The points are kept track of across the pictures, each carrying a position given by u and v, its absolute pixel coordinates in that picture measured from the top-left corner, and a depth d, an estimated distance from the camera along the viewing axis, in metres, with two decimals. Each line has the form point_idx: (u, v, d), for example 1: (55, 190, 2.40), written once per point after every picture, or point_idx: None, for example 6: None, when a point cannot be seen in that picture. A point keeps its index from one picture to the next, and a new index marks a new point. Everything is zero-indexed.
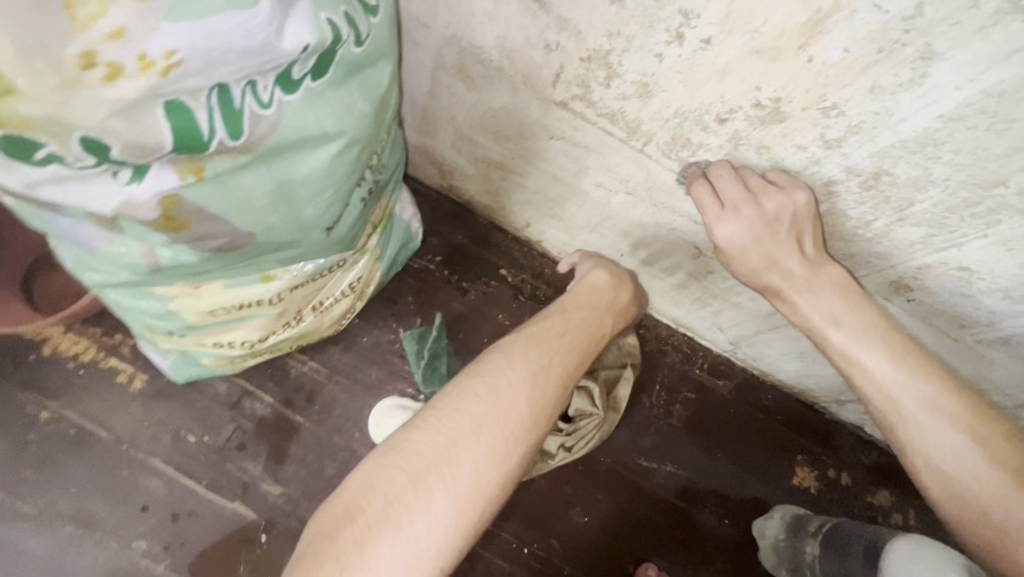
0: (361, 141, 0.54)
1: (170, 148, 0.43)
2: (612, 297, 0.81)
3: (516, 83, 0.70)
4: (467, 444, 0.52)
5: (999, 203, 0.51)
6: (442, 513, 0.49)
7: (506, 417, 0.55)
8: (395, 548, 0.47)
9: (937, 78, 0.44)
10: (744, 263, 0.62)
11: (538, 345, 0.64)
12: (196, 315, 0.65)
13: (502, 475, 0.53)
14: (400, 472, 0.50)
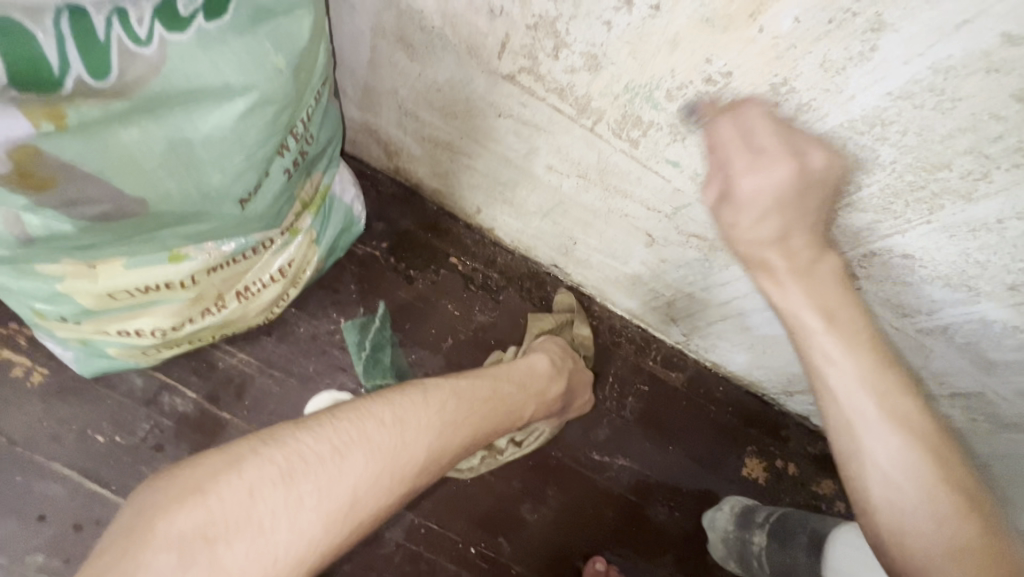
0: (276, 101, 0.48)
1: (8, 81, 0.37)
2: (539, 386, 0.78)
3: (461, 54, 0.65)
4: (354, 463, 0.47)
5: (942, 186, 0.51)
6: (307, 527, 0.43)
7: (403, 453, 0.51)
8: (242, 556, 0.40)
9: (887, 52, 0.42)
10: (748, 230, 0.52)
11: (459, 402, 0.62)
12: (92, 299, 0.57)
13: (380, 506, 0.48)
14: (272, 469, 0.44)
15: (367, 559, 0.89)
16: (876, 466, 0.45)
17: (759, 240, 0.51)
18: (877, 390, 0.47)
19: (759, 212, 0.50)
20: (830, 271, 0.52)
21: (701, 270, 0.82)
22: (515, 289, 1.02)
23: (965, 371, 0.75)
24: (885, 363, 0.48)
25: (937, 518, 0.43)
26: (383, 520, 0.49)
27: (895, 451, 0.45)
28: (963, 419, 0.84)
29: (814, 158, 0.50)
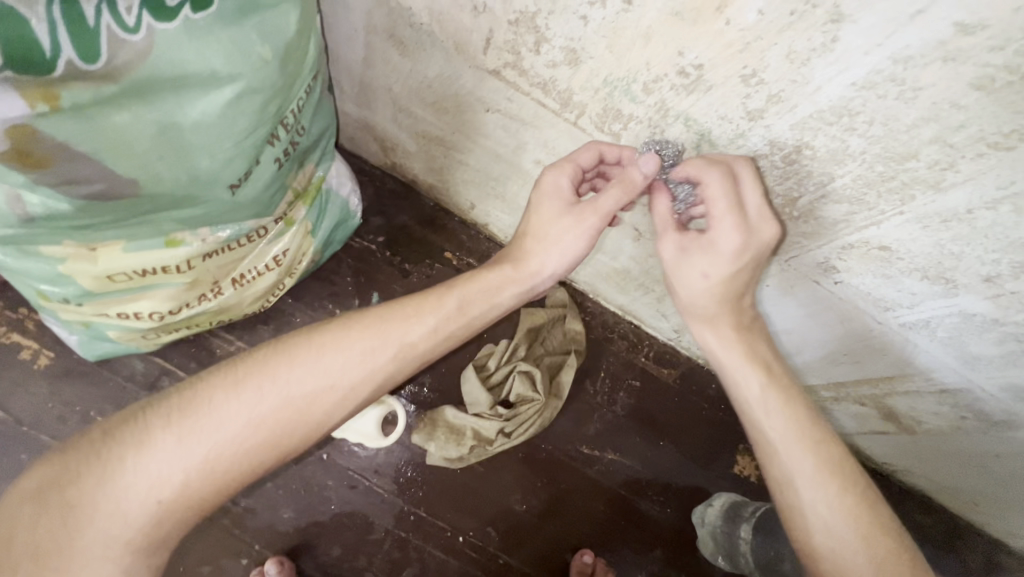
0: (263, 90, 0.50)
1: (3, 63, 0.39)
2: (501, 284, 0.60)
3: (448, 50, 0.67)
4: (217, 387, 0.49)
5: (912, 177, 0.52)
6: (168, 451, 0.47)
7: (275, 371, 0.50)
8: (83, 489, 0.46)
9: (847, 42, 0.44)
10: (693, 289, 0.59)
11: (371, 313, 0.56)
12: (92, 281, 0.60)
13: (250, 423, 0.49)
14: (151, 405, 0.49)
15: (357, 544, 0.91)
16: (810, 497, 0.53)
17: (702, 302, 0.59)
18: (797, 418, 0.56)
19: (717, 270, 0.57)
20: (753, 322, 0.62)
21: None
22: None
23: (950, 367, 0.75)
24: (797, 396, 0.57)
25: (856, 533, 0.51)
26: (345, 402, 0.53)
27: (821, 483, 0.53)
28: (952, 417, 0.84)
29: (766, 228, 0.56)
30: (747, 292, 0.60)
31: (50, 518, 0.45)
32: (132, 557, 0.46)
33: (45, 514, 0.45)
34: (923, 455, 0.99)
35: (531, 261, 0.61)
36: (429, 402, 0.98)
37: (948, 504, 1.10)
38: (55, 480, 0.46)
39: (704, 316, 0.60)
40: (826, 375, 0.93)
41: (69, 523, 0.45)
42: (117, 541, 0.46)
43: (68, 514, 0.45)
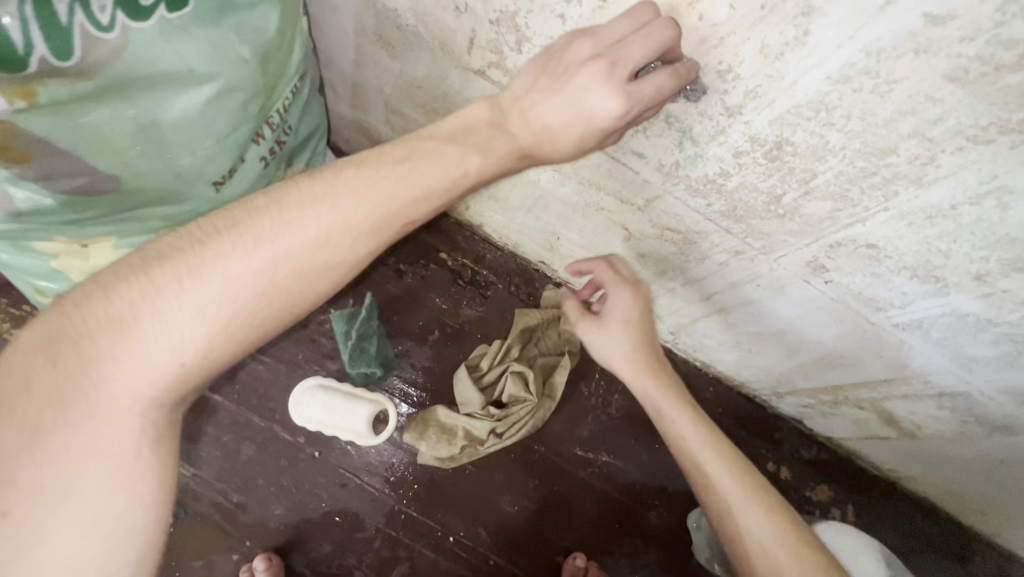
0: (242, 89, 0.52)
1: None
2: (492, 142, 0.53)
3: (434, 50, 0.68)
4: (223, 249, 0.48)
5: (893, 172, 0.51)
6: (183, 316, 0.47)
7: (275, 235, 0.49)
8: (100, 353, 0.45)
9: (819, 36, 0.43)
10: (619, 346, 0.70)
11: (364, 162, 0.51)
12: (83, 276, 0.61)
13: (265, 290, 0.49)
14: (151, 268, 0.47)
15: (348, 543, 0.92)
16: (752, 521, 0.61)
17: (636, 356, 0.70)
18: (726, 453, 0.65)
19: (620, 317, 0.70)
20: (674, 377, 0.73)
21: (680, 264, 0.83)
22: (502, 284, 1.05)
23: (946, 368, 0.73)
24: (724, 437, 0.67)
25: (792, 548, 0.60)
26: (340, 269, 0.53)
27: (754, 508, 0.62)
28: (953, 421, 0.82)
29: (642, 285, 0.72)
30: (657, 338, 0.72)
31: (70, 381, 0.45)
32: (155, 417, 0.48)
33: (63, 375, 0.44)
34: (925, 461, 0.96)
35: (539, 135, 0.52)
36: (421, 402, 0.98)
37: (954, 512, 1.07)
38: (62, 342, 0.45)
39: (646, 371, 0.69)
40: (823, 378, 0.92)
41: (90, 385, 0.45)
42: (139, 403, 0.47)
43: (87, 373, 0.45)
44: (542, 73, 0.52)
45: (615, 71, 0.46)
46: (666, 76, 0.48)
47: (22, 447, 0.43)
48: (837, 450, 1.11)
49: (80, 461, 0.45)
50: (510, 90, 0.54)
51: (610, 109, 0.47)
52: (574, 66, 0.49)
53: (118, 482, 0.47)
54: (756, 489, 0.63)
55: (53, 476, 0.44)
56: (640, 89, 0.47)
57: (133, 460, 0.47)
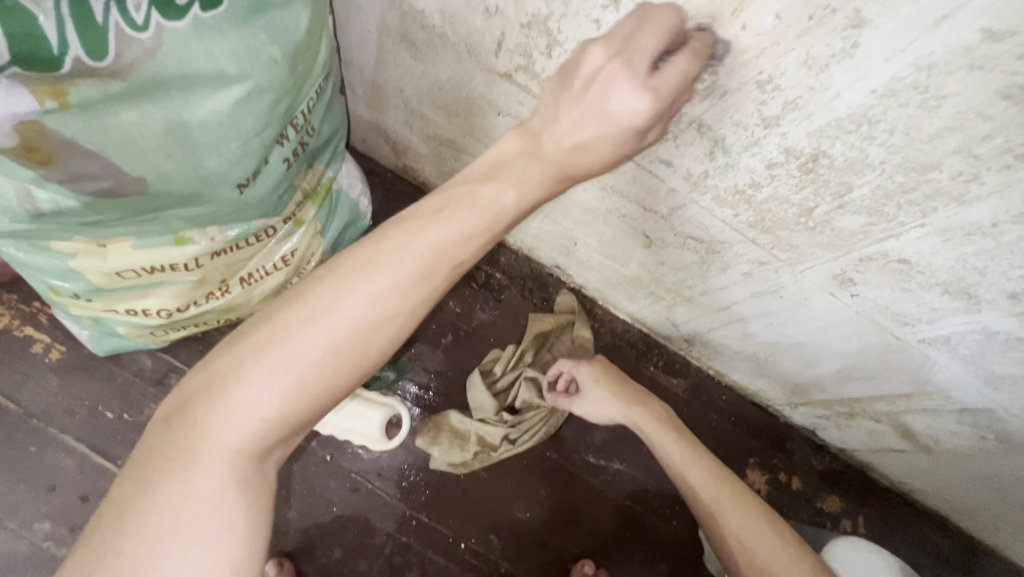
0: (272, 91, 0.50)
1: (11, 60, 0.39)
2: (528, 171, 0.50)
3: (460, 53, 0.67)
4: (289, 321, 0.46)
5: (934, 188, 0.50)
6: (259, 382, 0.45)
7: (336, 300, 0.47)
8: (195, 418, 0.45)
9: (868, 49, 0.42)
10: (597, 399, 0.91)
11: (408, 217, 0.50)
12: (101, 277, 0.60)
13: (330, 348, 0.46)
14: (235, 348, 0.47)
15: (358, 547, 0.91)
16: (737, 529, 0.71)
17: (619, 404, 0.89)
18: (699, 458, 0.80)
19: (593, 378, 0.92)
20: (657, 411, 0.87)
21: (699, 273, 0.82)
22: (516, 288, 1.04)
23: (971, 385, 0.72)
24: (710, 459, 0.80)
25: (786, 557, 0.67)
26: (410, 318, 0.50)
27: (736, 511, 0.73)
28: (972, 437, 0.81)
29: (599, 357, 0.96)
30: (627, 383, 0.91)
31: (174, 444, 0.44)
32: (244, 471, 0.46)
33: (167, 443, 0.45)
34: (939, 475, 0.96)
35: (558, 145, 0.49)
36: (433, 407, 0.97)
37: (966, 527, 1.06)
38: (172, 416, 0.46)
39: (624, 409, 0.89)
40: (840, 391, 0.91)
41: (188, 442, 0.44)
42: (226, 458, 0.45)
43: (187, 433, 0.44)
44: (562, 90, 0.49)
45: (635, 69, 0.43)
46: (684, 62, 0.46)
47: (127, 512, 0.43)
48: (849, 460, 1.10)
49: (170, 517, 0.43)
50: (537, 111, 0.51)
51: (639, 109, 0.44)
52: (593, 74, 0.45)
53: (209, 535, 0.43)
54: (736, 493, 0.75)
55: (146, 533, 0.42)
56: (660, 84, 0.44)
57: (221, 505, 0.44)
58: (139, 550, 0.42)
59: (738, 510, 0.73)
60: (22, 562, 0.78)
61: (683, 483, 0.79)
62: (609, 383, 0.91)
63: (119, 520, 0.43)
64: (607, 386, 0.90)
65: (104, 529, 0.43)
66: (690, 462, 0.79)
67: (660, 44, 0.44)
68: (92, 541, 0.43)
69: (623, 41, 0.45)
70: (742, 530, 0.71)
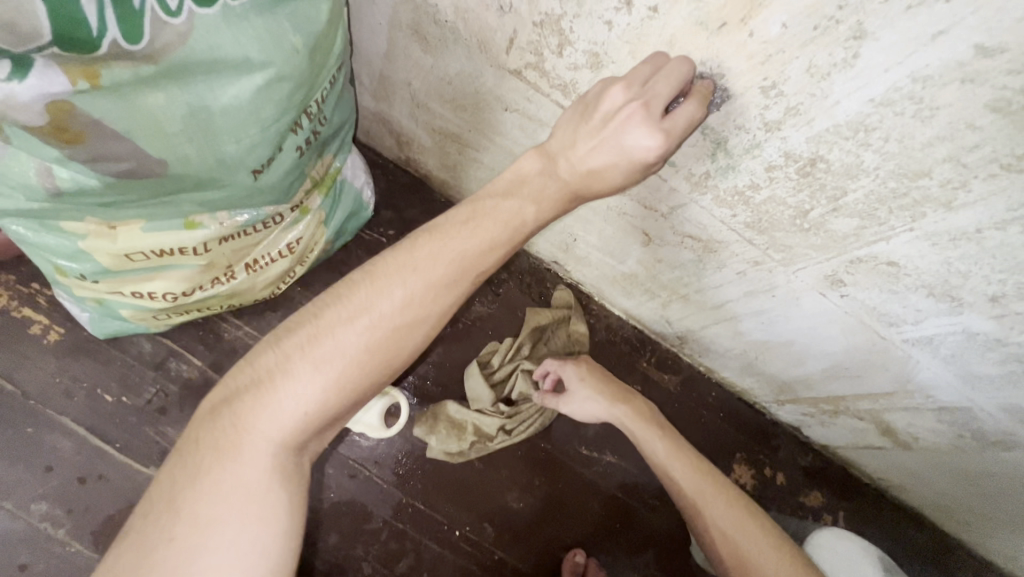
0: (292, 79, 0.52)
1: (49, 39, 0.39)
2: (545, 190, 0.56)
3: (471, 48, 0.68)
4: (332, 319, 0.49)
5: (924, 195, 0.53)
6: (304, 376, 0.47)
7: (372, 301, 0.50)
8: (241, 411, 0.47)
9: (868, 59, 0.45)
10: (583, 399, 0.92)
11: (438, 227, 0.54)
12: (110, 258, 0.61)
13: (369, 345, 0.50)
14: (279, 344, 0.49)
15: (355, 533, 0.92)
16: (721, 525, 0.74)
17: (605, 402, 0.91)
18: (683, 454, 0.82)
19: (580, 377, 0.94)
20: (641, 409, 0.90)
21: (695, 271, 0.84)
22: (514, 282, 1.05)
23: (949, 384, 0.75)
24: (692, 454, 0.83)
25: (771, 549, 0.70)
26: (438, 321, 0.54)
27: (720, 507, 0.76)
28: (949, 435, 0.85)
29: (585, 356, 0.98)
30: (613, 381, 0.93)
31: (219, 436, 0.46)
32: (285, 463, 0.48)
33: (213, 435, 0.46)
34: (917, 472, 0.99)
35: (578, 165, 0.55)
36: (431, 396, 0.99)
37: (940, 521, 1.10)
38: (218, 409, 0.47)
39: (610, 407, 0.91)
40: (825, 389, 0.95)
41: (234, 435, 0.46)
42: (271, 449, 0.47)
43: (234, 426, 0.46)
44: (580, 123, 0.55)
45: (651, 111, 0.50)
46: (693, 107, 0.51)
47: (177, 502, 0.44)
48: (831, 457, 1.14)
49: (218, 508, 0.44)
50: (555, 137, 0.57)
51: (650, 145, 0.50)
52: (611, 112, 0.53)
53: (255, 526, 0.45)
54: (719, 486, 0.78)
55: (195, 524, 0.43)
56: (674, 122, 0.50)
57: (265, 498, 0.46)
58: (189, 541, 0.43)
59: (719, 502, 0.76)
60: (17, 542, 0.77)
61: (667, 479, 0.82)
62: (595, 382, 0.93)
63: (167, 511, 0.44)
64: (593, 384, 0.92)
65: (151, 521, 0.44)
66: (674, 458, 0.82)
67: (672, 92, 0.51)
68: (144, 532, 0.44)
69: (641, 86, 0.52)
70: (723, 522, 0.74)
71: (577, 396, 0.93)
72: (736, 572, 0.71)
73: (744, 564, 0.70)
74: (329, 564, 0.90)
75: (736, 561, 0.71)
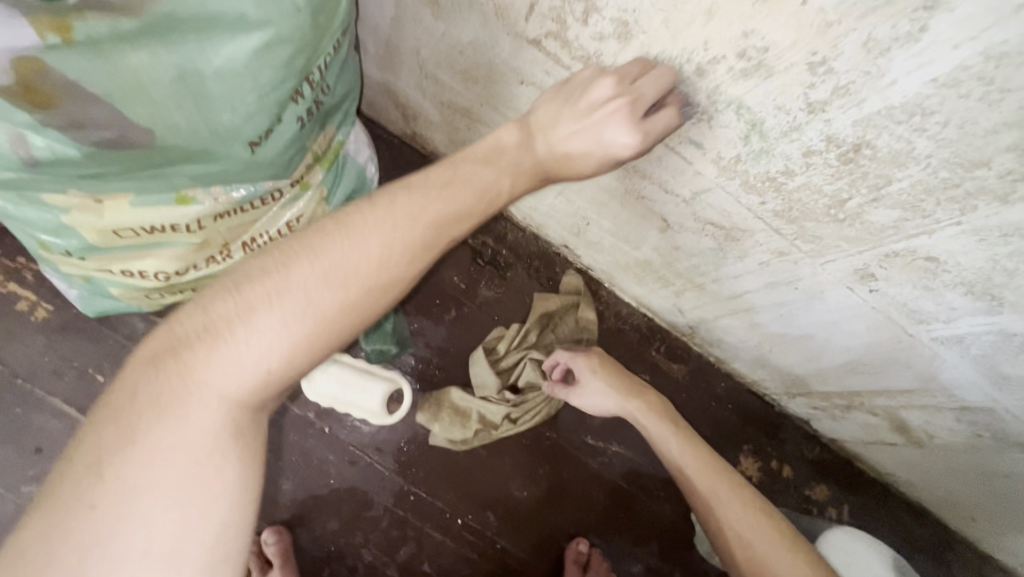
0: (292, 41, 0.47)
1: None
2: (521, 161, 0.57)
3: (487, 14, 0.63)
4: (299, 271, 0.46)
5: (978, 186, 0.48)
6: (268, 330, 0.44)
7: (344, 253, 0.47)
8: (192, 363, 0.43)
9: (937, 33, 0.40)
10: (594, 392, 0.90)
11: (422, 185, 0.52)
12: (96, 234, 0.57)
13: (339, 303, 0.47)
14: (239, 289, 0.46)
15: (355, 520, 0.90)
16: (735, 528, 0.72)
17: (617, 397, 0.88)
18: (695, 452, 0.80)
19: (591, 371, 0.90)
20: (653, 403, 0.87)
21: (715, 260, 0.80)
22: (522, 266, 1.01)
23: (975, 384, 0.72)
24: (706, 451, 0.80)
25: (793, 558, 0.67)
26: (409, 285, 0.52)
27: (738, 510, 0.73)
28: (968, 435, 0.82)
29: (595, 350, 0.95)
30: (625, 373, 0.90)
31: (165, 388, 0.43)
32: (239, 422, 0.45)
33: (157, 387, 0.43)
34: (927, 469, 0.98)
35: (549, 143, 0.58)
36: (434, 382, 0.96)
37: (946, 518, 1.09)
38: (163, 357, 0.44)
39: (623, 399, 0.88)
40: (840, 385, 0.92)
41: (183, 389, 0.43)
42: (225, 406, 0.44)
43: (183, 379, 0.43)
44: (567, 103, 0.57)
45: (633, 112, 0.53)
46: (668, 115, 0.55)
47: (105, 458, 0.40)
48: (839, 451, 1.12)
49: (159, 464, 0.41)
50: (536, 113, 0.59)
51: (627, 142, 0.53)
52: (598, 103, 0.54)
53: (196, 491, 0.42)
54: (735, 488, 0.75)
55: (127, 481, 0.40)
56: (650, 128, 0.54)
57: (212, 458, 0.43)
58: (122, 501, 0.40)
59: (735, 501, 0.74)
60: (8, 524, 0.75)
61: (680, 477, 0.80)
62: (608, 374, 0.90)
63: (95, 467, 0.40)
64: (607, 377, 0.89)
65: (75, 479, 0.40)
66: (688, 455, 0.80)
67: (657, 94, 0.53)
68: (73, 479, 0.40)
69: (630, 83, 0.54)
70: (738, 522, 0.72)
71: (590, 389, 0.90)
72: None
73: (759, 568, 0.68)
74: (327, 550, 0.89)
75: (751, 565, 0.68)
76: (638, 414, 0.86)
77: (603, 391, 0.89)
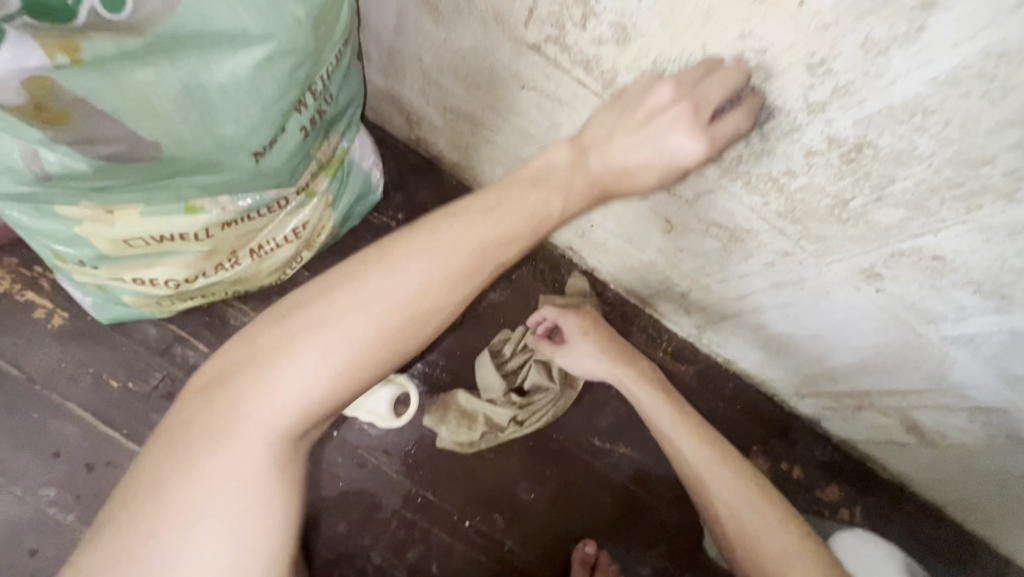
0: (293, 53, 0.48)
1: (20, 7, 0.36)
2: (573, 182, 0.54)
3: (487, 21, 0.64)
4: (344, 304, 0.46)
5: (983, 184, 0.48)
6: (312, 360, 0.44)
7: (386, 286, 0.47)
8: (237, 392, 0.44)
9: (936, 32, 0.40)
10: (580, 356, 0.88)
11: (466, 211, 0.50)
12: (108, 244, 0.58)
13: (380, 333, 0.46)
14: (286, 320, 0.46)
15: (364, 522, 0.91)
16: (726, 502, 0.71)
17: (605, 358, 0.87)
18: (686, 423, 0.79)
19: (579, 333, 0.89)
20: (643, 367, 0.85)
21: (719, 261, 0.80)
22: (527, 269, 1.02)
23: (988, 383, 0.71)
24: (696, 423, 0.79)
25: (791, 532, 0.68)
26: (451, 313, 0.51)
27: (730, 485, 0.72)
28: (982, 435, 0.80)
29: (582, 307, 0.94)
30: (613, 334, 0.89)
31: (213, 417, 0.44)
32: (281, 452, 0.45)
33: (203, 419, 0.44)
34: (942, 469, 0.96)
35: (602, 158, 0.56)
36: (441, 385, 0.97)
37: (963, 520, 1.07)
38: (211, 388, 0.45)
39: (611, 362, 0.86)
40: (851, 384, 0.91)
41: (228, 421, 0.44)
42: (268, 436, 0.44)
43: (229, 411, 0.44)
44: (622, 117, 0.56)
45: (698, 117, 0.51)
46: (746, 115, 0.51)
47: (157, 488, 0.42)
48: (851, 452, 1.11)
49: (205, 492, 0.42)
50: (592, 128, 0.57)
51: (693, 151, 0.51)
52: (657, 110, 0.53)
53: (239, 519, 0.43)
54: (726, 459, 0.74)
55: (177, 510, 0.42)
56: (718, 133, 0.51)
57: (254, 487, 0.44)
58: (171, 529, 0.41)
59: (725, 475, 0.73)
60: (28, 527, 0.77)
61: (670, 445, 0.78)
62: (598, 336, 0.88)
63: (148, 497, 0.42)
64: (596, 340, 0.88)
65: (131, 502, 0.42)
66: (679, 427, 0.78)
67: (724, 96, 0.51)
68: (129, 507, 0.42)
69: (691, 86, 0.52)
70: (729, 495, 0.72)
71: (577, 350, 0.89)
72: (741, 551, 0.69)
73: (748, 543, 0.68)
74: (338, 553, 0.90)
75: (741, 540, 0.69)
76: (627, 376, 0.85)
77: (590, 351, 0.88)
